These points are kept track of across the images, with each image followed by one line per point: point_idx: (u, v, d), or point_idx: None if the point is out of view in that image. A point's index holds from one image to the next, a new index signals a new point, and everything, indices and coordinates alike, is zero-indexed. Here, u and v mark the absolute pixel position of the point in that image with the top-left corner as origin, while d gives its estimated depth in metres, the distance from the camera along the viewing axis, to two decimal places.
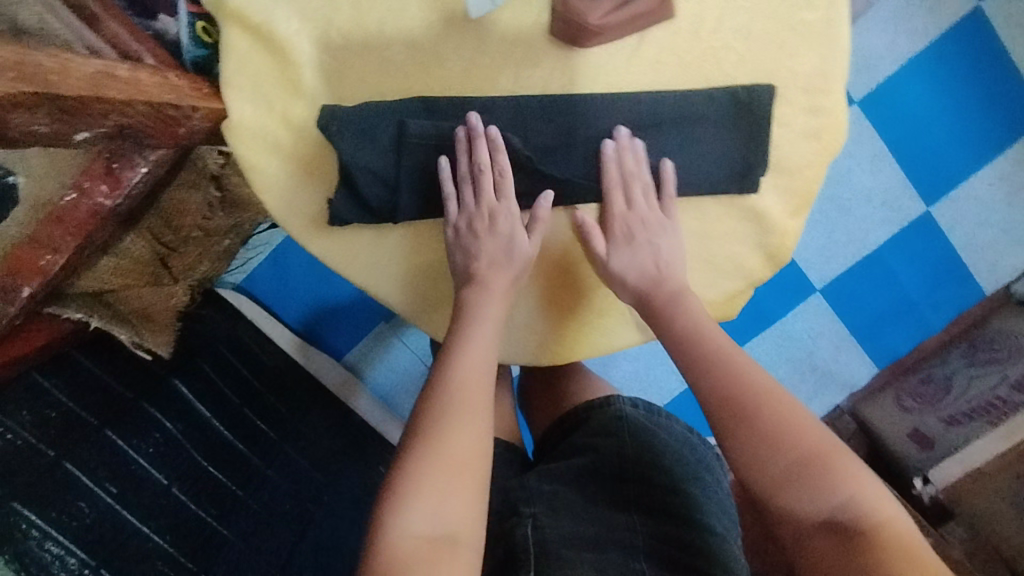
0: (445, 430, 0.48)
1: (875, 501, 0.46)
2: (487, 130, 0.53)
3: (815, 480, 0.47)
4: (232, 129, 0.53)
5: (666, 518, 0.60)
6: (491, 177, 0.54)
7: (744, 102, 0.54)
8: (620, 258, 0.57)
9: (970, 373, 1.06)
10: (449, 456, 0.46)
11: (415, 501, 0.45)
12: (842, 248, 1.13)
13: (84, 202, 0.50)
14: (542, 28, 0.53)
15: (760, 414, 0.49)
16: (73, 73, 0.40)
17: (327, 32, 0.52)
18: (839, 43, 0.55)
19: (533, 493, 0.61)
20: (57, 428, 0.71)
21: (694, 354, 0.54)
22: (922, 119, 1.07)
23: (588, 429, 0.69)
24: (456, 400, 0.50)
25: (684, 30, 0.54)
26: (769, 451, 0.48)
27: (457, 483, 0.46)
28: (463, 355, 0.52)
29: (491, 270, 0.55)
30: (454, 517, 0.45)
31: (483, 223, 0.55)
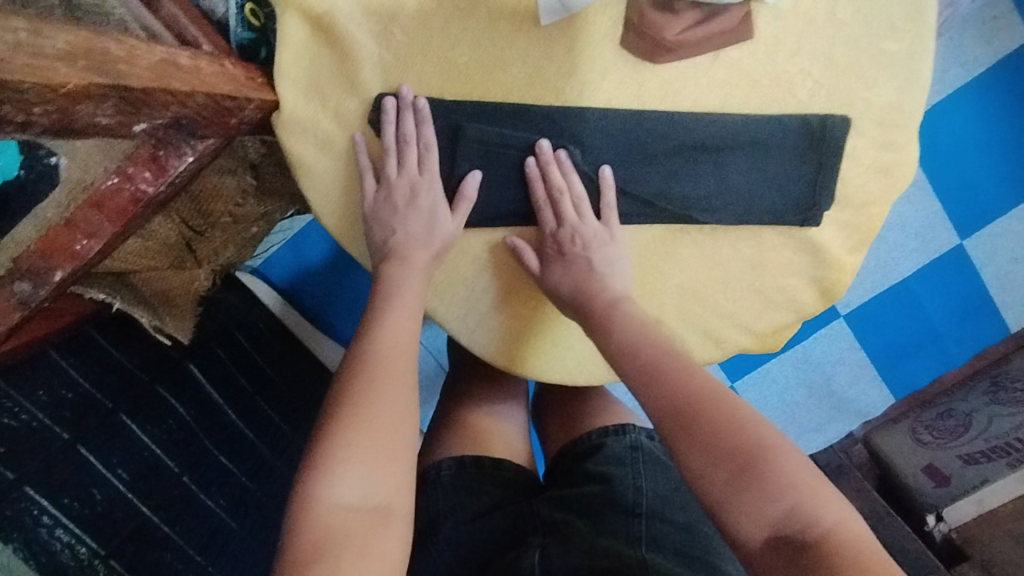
0: (373, 398, 0.45)
1: (817, 505, 0.40)
2: (416, 101, 0.50)
3: (755, 485, 0.41)
4: (282, 120, 0.51)
5: (683, 561, 0.57)
6: (415, 151, 0.52)
7: (817, 132, 0.52)
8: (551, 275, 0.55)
9: (991, 412, 1.03)
10: (376, 426, 0.44)
11: (342, 473, 0.42)
12: (871, 274, 1.11)
13: (126, 189, 0.48)
14: (613, 36, 0.51)
15: (705, 415, 0.44)
16: (139, 61, 0.38)
17: (390, 27, 0.50)
18: (921, 76, 0.53)
19: (544, 523, 0.60)
20: (72, 410, 0.68)
21: (652, 368, 0.48)
22: (963, 150, 1.05)
23: (602, 456, 0.67)
24: (380, 368, 0.47)
25: (761, 53, 0.51)
26: (711, 457, 0.42)
27: (387, 452, 0.44)
28: (385, 324, 0.50)
29: (410, 245, 0.52)
30: (383, 488, 0.43)
31: (403, 197, 0.52)
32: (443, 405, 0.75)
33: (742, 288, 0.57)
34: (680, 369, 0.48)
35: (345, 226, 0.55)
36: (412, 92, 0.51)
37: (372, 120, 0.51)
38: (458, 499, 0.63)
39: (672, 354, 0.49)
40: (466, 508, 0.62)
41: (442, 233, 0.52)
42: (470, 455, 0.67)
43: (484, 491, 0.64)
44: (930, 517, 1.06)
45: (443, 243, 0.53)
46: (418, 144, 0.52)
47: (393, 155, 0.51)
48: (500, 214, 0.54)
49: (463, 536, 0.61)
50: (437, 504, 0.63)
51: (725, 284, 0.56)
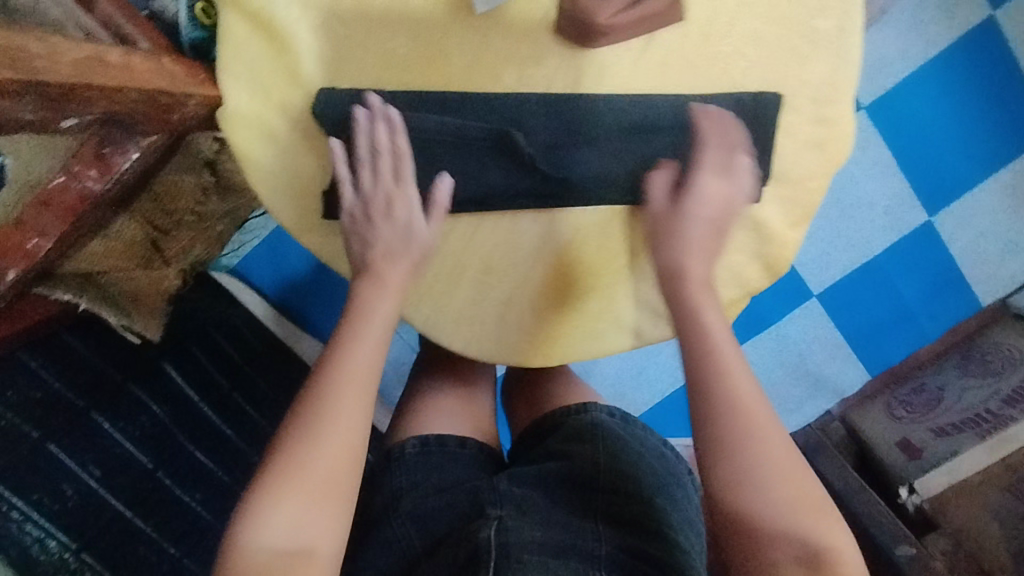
0: (315, 437, 0.46)
1: (842, 549, 0.43)
2: (387, 112, 0.51)
3: (797, 515, 0.44)
4: (227, 117, 0.51)
5: (647, 535, 0.59)
6: (388, 159, 0.52)
7: (750, 110, 0.54)
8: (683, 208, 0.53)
9: (962, 385, 1.06)
10: (314, 466, 0.45)
11: (271, 509, 0.44)
12: (841, 253, 1.11)
13: (73, 187, 0.50)
14: (546, 24, 0.52)
15: (759, 438, 0.46)
16: (61, 58, 0.40)
17: (328, 20, 0.51)
18: (849, 54, 0.54)
19: (502, 497, 0.61)
20: (43, 408, 0.70)
21: (708, 366, 0.49)
22: (926, 127, 1.05)
23: (562, 433, 0.69)
24: (331, 400, 0.47)
25: (692, 33, 0.53)
26: (767, 477, 0.45)
27: (319, 495, 0.45)
28: (347, 352, 0.50)
29: (385, 262, 0.52)
30: (311, 527, 0.44)
31: (380, 208, 0.52)
32: (408, 389, 0.76)
33: None
34: (736, 379, 0.48)
35: (307, 228, 0.55)
36: (381, 100, 0.51)
37: (316, 112, 0.51)
38: (421, 475, 0.65)
39: (729, 358, 0.49)
40: (427, 487, 0.64)
41: (418, 246, 0.53)
42: (434, 434, 0.69)
43: (446, 469, 0.66)
44: (904, 489, 1.02)
45: (416, 256, 0.53)
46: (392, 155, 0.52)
47: (366, 169, 0.52)
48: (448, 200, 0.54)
49: (422, 511, 0.62)
50: (401, 479, 0.65)
51: None
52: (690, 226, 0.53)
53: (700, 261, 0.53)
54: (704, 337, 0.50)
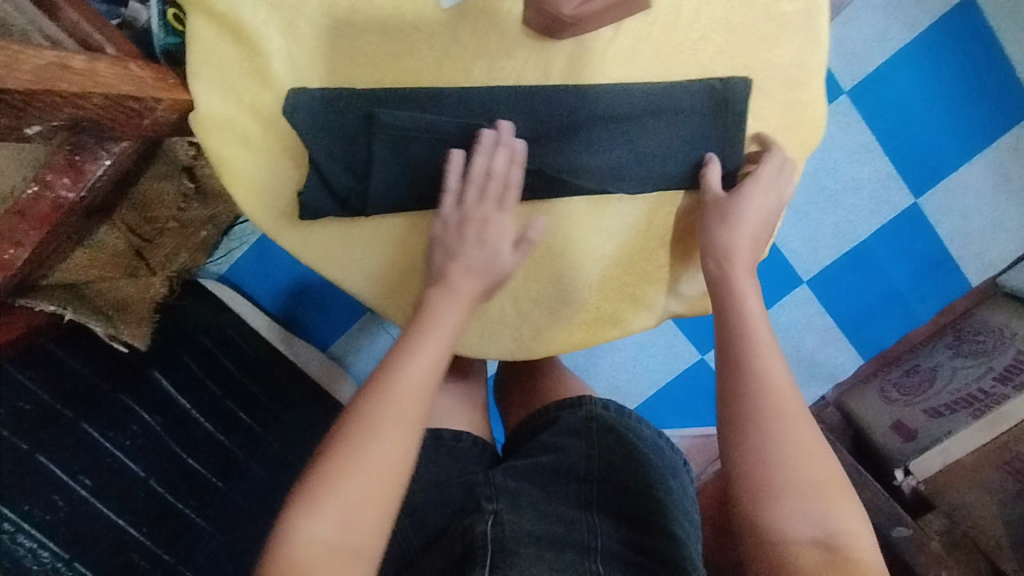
0: (368, 437, 0.45)
1: (855, 535, 0.44)
2: (516, 142, 0.52)
3: (823, 501, 0.45)
4: (200, 121, 0.51)
5: (636, 525, 0.59)
6: (498, 185, 0.52)
7: (720, 95, 0.54)
8: (744, 200, 0.54)
9: (954, 365, 1.04)
10: (366, 466, 0.44)
11: (322, 507, 0.43)
12: (829, 238, 1.08)
13: (47, 196, 0.51)
14: (513, 17, 0.53)
15: (783, 422, 0.47)
16: (21, 66, 0.41)
17: (296, 21, 0.51)
18: (818, 35, 0.55)
19: (497, 490, 0.60)
20: (30, 421, 0.72)
21: (738, 348, 0.50)
22: (909, 111, 1.01)
23: (556, 428, 0.68)
24: (392, 402, 0.46)
25: (660, 20, 0.53)
26: (794, 462, 0.46)
27: (368, 496, 0.44)
28: (412, 356, 0.48)
29: (463, 276, 0.52)
30: (359, 530, 0.43)
31: (473, 229, 0.52)
32: None
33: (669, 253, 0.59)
34: (770, 364, 0.49)
35: (283, 229, 0.55)
36: (512, 128, 0.52)
37: (286, 112, 0.52)
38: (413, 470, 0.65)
39: (766, 345, 0.50)
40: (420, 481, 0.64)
41: (501, 267, 0.52)
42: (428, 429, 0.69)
43: (440, 462, 0.66)
44: (898, 472, 1.01)
45: (495, 278, 0.53)
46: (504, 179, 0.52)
47: (471, 188, 0.52)
48: (422, 195, 0.54)
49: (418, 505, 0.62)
50: None
51: (649, 253, 0.59)
52: (748, 219, 0.54)
53: (748, 244, 0.54)
54: (754, 326, 0.51)
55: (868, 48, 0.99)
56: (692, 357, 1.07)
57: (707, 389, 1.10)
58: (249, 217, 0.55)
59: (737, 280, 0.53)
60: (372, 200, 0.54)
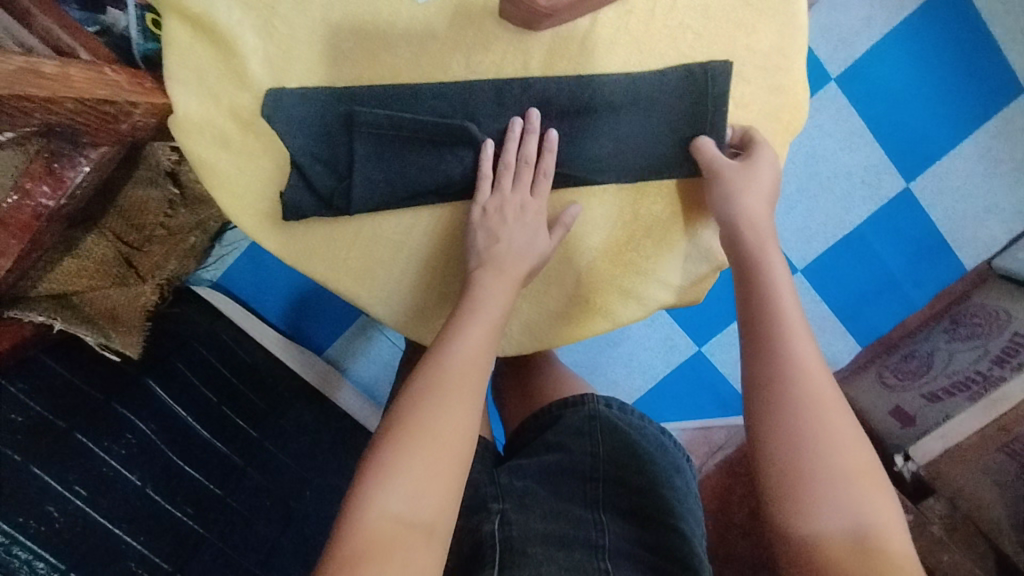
0: (434, 411, 0.46)
1: (890, 526, 0.44)
2: (547, 131, 0.53)
3: (860, 489, 0.44)
4: (179, 125, 0.51)
5: (636, 522, 0.59)
6: (530, 171, 0.54)
7: (701, 80, 0.54)
8: (757, 173, 0.54)
9: (951, 348, 1.04)
10: (434, 438, 0.45)
11: (395, 479, 0.43)
12: (823, 226, 1.08)
13: (27, 204, 0.51)
14: (491, 10, 0.52)
15: (823, 407, 0.46)
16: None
17: (270, 21, 0.51)
18: (796, 19, 0.55)
19: (503, 490, 0.60)
20: (24, 434, 0.69)
21: (772, 330, 0.49)
22: (900, 95, 1.00)
23: (560, 427, 0.67)
24: (456, 378, 0.48)
25: (637, 9, 0.53)
26: (833, 447, 0.45)
27: (437, 469, 0.44)
28: (469, 335, 0.50)
29: (509, 257, 0.53)
30: (432, 501, 0.43)
31: (514, 211, 0.54)
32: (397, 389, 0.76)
33: (657, 245, 0.59)
34: (799, 349, 0.49)
35: (266, 230, 0.54)
36: (539, 115, 0.53)
37: (262, 114, 0.51)
38: None
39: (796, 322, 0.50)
40: None
41: (544, 249, 0.54)
42: None
43: None
44: (898, 457, 0.99)
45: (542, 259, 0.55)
46: (537, 166, 0.54)
47: (507, 174, 0.53)
48: (403, 193, 0.54)
49: None
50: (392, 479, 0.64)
51: (639, 243, 0.58)
52: (757, 189, 0.54)
53: (758, 202, 0.54)
54: (779, 301, 0.51)
55: (854, 34, 0.98)
56: (690, 350, 1.07)
57: (707, 381, 1.09)
58: (235, 222, 0.54)
59: (767, 250, 0.53)
60: (354, 198, 0.53)
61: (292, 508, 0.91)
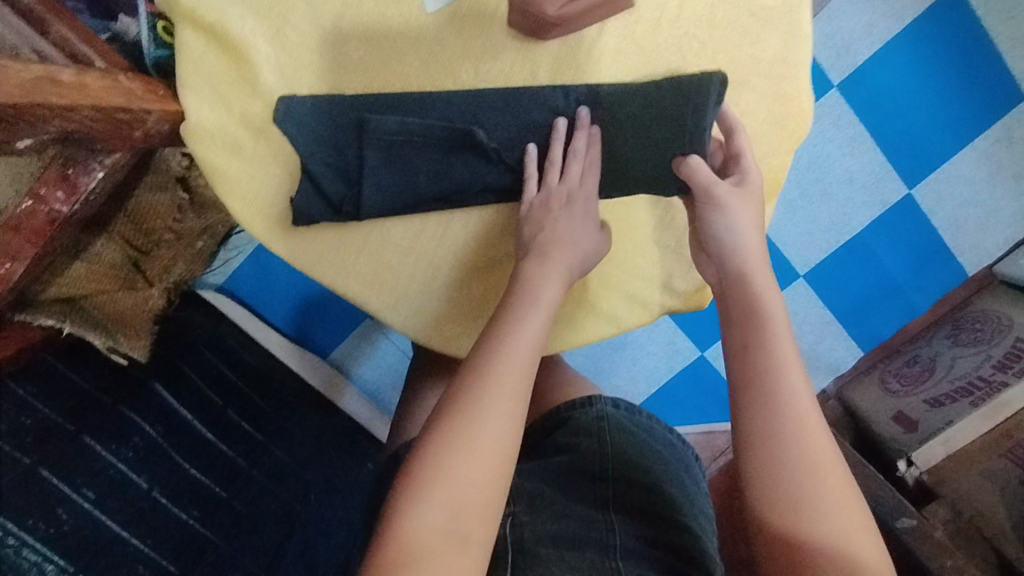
0: (477, 418, 0.45)
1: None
2: (592, 127, 0.54)
3: (856, 548, 0.44)
4: (191, 131, 0.52)
5: (640, 517, 0.60)
6: (577, 161, 0.54)
7: (687, 87, 0.53)
8: (753, 199, 0.54)
9: (954, 353, 1.03)
10: (476, 447, 0.44)
11: (434, 490, 0.43)
12: (826, 232, 1.08)
13: (41, 209, 0.52)
14: (499, 21, 0.53)
15: (819, 462, 0.46)
16: (9, 79, 0.41)
17: (283, 31, 0.52)
18: (801, 27, 0.56)
19: (515, 491, 0.61)
20: (35, 436, 0.70)
21: (765, 381, 0.48)
22: (901, 102, 1.01)
23: (570, 428, 0.67)
24: (502, 384, 0.47)
25: (643, 19, 0.54)
26: (829, 504, 0.45)
27: (476, 480, 0.44)
28: (517, 339, 0.49)
29: (558, 249, 0.53)
30: (472, 512, 0.43)
31: (559, 201, 0.54)
32: (403, 394, 0.76)
33: (656, 249, 0.60)
34: (801, 400, 0.47)
35: (277, 235, 0.55)
36: (589, 112, 0.53)
37: (275, 121, 0.52)
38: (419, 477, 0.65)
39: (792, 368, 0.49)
40: None
41: (586, 248, 0.55)
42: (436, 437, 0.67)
43: None
44: (902, 462, 1.02)
45: (587, 252, 0.55)
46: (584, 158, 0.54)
47: (553, 168, 0.54)
48: (412, 201, 0.55)
49: None
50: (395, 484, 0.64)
51: (641, 249, 0.60)
52: (753, 218, 0.53)
53: (754, 237, 0.53)
54: (772, 347, 0.49)
55: (856, 41, 0.99)
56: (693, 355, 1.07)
57: (710, 385, 1.09)
58: (245, 227, 0.55)
59: (766, 300, 0.51)
60: (364, 204, 0.54)
61: (297, 512, 0.91)
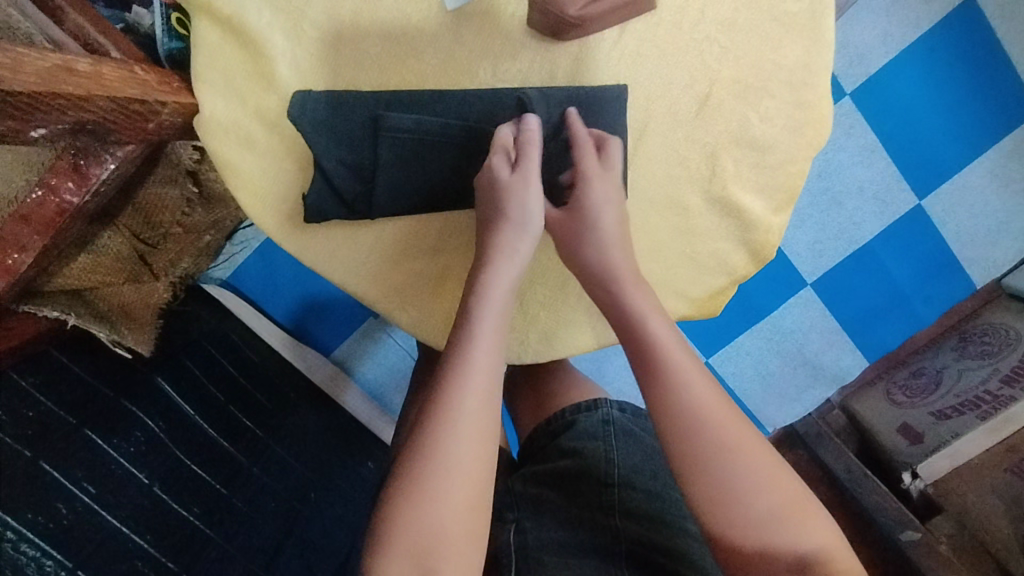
0: (441, 451, 0.44)
1: (827, 544, 0.45)
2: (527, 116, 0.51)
3: (796, 522, 0.45)
4: (204, 124, 0.51)
5: (646, 521, 0.58)
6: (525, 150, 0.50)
7: (595, 101, 0.52)
8: (594, 224, 0.52)
9: (960, 366, 1.03)
10: (444, 482, 0.43)
11: (406, 536, 0.42)
12: (833, 241, 1.07)
13: (51, 200, 0.51)
14: (518, 21, 0.53)
15: (747, 451, 0.47)
16: (24, 68, 0.41)
17: (300, 25, 0.51)
18: (824, 34, 0.56)
19: (517, 497, 0.62)
20: (35, 428, 0.70)
21: (670, 381, 0.49)
22: (913, 112, 1.00)
23: (574, 432, 0.66)
24: (457, 415, 0.45)
25: (664, 21, 0.53)
26: (761, 489, 0.46)
27: (449, 515, 0.43)
28: (468, 363, 0.47)
29: (508, 245, 0.50)
30: (447, 549, 0.43)
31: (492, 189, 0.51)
32: (408, 397, 0.75)
33: (674, 256, 0.57)
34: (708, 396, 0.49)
35: (288, 232, 0.54)
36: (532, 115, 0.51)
37: (290, 114, 0.51)
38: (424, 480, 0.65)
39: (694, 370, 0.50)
40: None
41: (536, 217, 0.51)
42: None
43: None
44: (907, 475, 0.99)
45: (539, 220, 0.51)
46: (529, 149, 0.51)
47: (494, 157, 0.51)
48: (424, 201, 0.54)
49: None
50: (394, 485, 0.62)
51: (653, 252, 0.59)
52: (606, 239, 0.52)
53: (621, 254, 0.52)
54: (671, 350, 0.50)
55: (870, 50, 0.99)
56: None
57: None
58: (256, 222, 0.54)
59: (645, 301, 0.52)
60: (377, 202, 0.53)
61: (297, 511, 0.90)
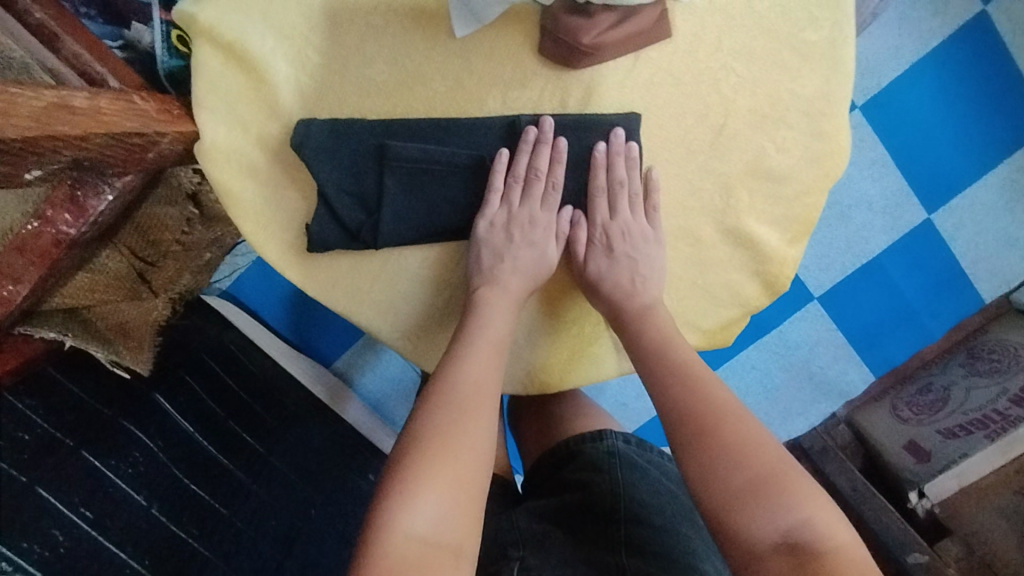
0: (451, 427, 0.46)
1: (825, 521, 0.44)
2: (557, 140, 0.52)
3: (776, 492, 0.44)
4: (204, 152, 0.50)
5: (651, 557, 0.56)
6: (541, 185, 0.54)
7: (606, 130, 0.52)
8: (596, 268, 0.55)
9: (968, 385, 1.00)
10: (456, 452, 0.45)
11: (420, 499, 0.43)
12: (841, 255, 1.04)
13: (48, 231, 0.51)
14: (530, 48, 0.51)
15: (726, 428, 0.47)
16: (18, 110, 0.39)
17: (304, 50, 0.50)
18: (844, 64, 0.54)
19: (523, 535, 0.60)
20: (30, 452, 0.69)
21: (680, 374, 0.51)
22: (924, 127, 0.99)
23: (579, 463, 0.65)
24: (465, 396, 0.48)
25: (680, 50, 0.52)
26: (733, 462, 0.46)
27: (458, 484, 0.44)
28: (475, 353, 0.51)
29: (510, 272, 0.54)
30: (455, 515, 0.44)
31: (520, 228, 0.54)
32: None
33: (684, 286, 0.57)
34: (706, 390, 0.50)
35: (292, 259, 0.53)
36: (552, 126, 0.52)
37: (292, 140, 0.50)
38: None
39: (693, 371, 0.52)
40: None
41: (549, 256, 0.55)
42: None
43: None
44: (913, 493, 0.99)
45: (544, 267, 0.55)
46: (546, 178, 0.54)
47: (517, 186, 0.53)
48: (431, 230, 0.53)
49: None
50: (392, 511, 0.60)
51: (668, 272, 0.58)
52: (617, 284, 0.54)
53: (653, 292, 0.55)
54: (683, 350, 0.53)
55: (881, 65, 0.97)
56: None
57: None
58: (256, 250, 0.53)
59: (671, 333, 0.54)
60: (383, 232, 0.51)
61: (299, 529, 0.86)
